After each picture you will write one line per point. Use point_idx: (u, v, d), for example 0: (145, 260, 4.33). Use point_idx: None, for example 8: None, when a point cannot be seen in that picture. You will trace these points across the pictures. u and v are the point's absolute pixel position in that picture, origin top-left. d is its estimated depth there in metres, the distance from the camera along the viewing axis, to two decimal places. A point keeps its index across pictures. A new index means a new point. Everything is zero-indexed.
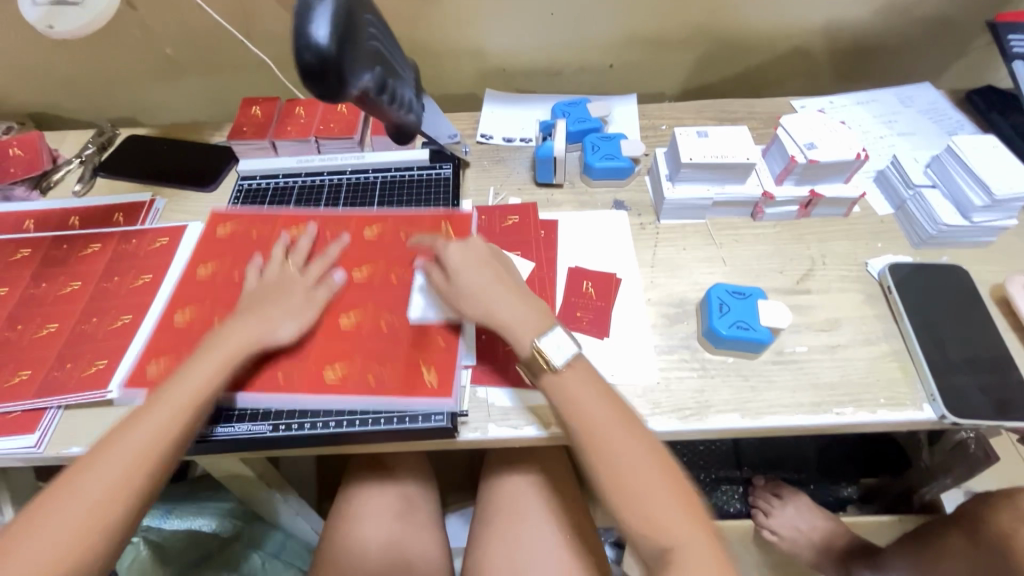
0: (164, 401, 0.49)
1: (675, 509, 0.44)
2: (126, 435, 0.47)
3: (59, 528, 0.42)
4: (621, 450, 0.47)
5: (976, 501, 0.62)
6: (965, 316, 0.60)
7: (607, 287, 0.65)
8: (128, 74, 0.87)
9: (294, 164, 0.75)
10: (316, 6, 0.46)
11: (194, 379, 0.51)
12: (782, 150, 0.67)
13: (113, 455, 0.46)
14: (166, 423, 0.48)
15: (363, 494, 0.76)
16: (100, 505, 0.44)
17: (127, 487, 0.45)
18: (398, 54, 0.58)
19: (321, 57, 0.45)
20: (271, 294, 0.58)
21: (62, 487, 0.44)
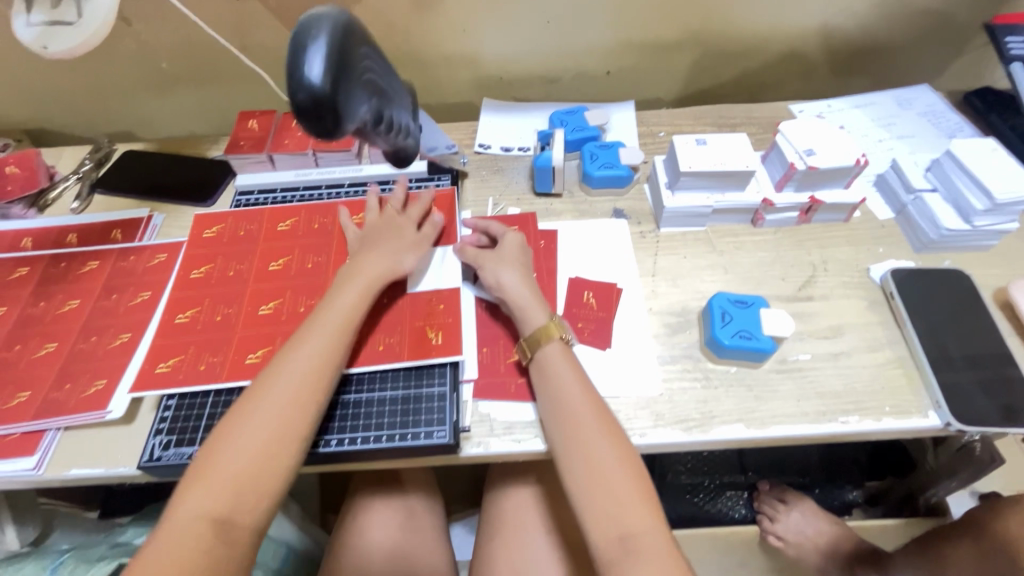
0: (314, 331, 0.54)
1: (631, 507, 0.48)
2: (297, 350, 0.53)
3: (261, 427, 0.49)
4: (596, 448, 0.50)
5: (985, 507, 0.61)
6: (970, 320, 0.60)
7: (608, 297, 0.64)
8: (125, 89, 0.87)
9: (293, 178, 0.75)
10: (312, 42, 0.44)
11: (342, 306, 0.56)
12: (781, 157, 0.67)
13: (280, 379, 0.51)
14: (320, 346, 0.53)
15: (366, 508, 0.75)
16: (284, 419, 0.49)
17: (300, 403, 0.50)
18: (395, 79, 0.57)
19: (315, 97, 0.44)
20: (385, 235, 0.64)
21: (246, 409, 0.50)
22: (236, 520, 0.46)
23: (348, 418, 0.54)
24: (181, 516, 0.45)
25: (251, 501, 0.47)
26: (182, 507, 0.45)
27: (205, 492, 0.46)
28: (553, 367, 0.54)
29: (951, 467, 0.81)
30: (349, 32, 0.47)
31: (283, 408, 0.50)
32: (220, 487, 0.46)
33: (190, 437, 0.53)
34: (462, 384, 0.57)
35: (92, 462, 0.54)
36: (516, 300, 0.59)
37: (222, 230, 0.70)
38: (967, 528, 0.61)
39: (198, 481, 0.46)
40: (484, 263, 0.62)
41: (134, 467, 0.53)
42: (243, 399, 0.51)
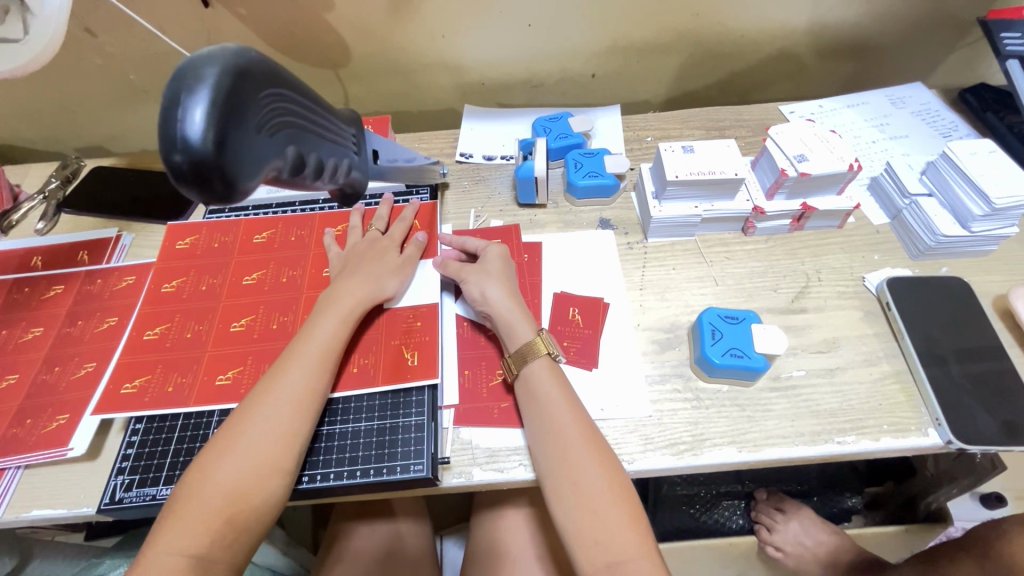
0: (296, 359, 0.51)
1: (620, 536, 0.45)
2: (275, 383, 0.50)
3: (237, 468, 0.45)
4: (582, 473, 0.47)
5: (988, 525, 0.59)
6: (969, 331, 0.58)
7: (594, 313, 0.62)
8: (92, 101, 0.84)
9: (264, 195, 0.71)
10: (189, 91, 0.35)
11: (323, 333, 0.53)
12: (771, 163, 0.64)
13: (260, 409, 0.48)
14: (304, 375, 0.50)
15: (350, 533, 0.72)
16: (266, 454, 0.46)
17: (282, 436, 0.47)
18: (326, 114, 0.48)
19: (194, 158, 0.35)
20: (370, 255, 0.61)
21: (220, 449, 0.46)
22: (214, 559, 0.43)
23: (321, 452, 0.52)
24: (155, 557, 0.42)
25: (230, 540, 0.43)
26: (158, 546, 0.42)
27: (181, 530, 0.43)
28: (539, 388, 0.52)
29: (951, 474, 0.78)
30: (246, 72, 0.38)
31: (263, 442, 0.46)
32: (196, 523, 0.43)
33: (154, 476, 0.50)
34: (442, 410, 0.55)
35: (54, 503, 0.51)
36: (502, 315, 0.56)
37: (193, 242, 0.67)
38: (971, 546, 0.58)
39: (174, 518, 0.43)
40: (468, 278, 0.59)
41: (96, 507, 0.50)
42: (222, 430, 0.48)
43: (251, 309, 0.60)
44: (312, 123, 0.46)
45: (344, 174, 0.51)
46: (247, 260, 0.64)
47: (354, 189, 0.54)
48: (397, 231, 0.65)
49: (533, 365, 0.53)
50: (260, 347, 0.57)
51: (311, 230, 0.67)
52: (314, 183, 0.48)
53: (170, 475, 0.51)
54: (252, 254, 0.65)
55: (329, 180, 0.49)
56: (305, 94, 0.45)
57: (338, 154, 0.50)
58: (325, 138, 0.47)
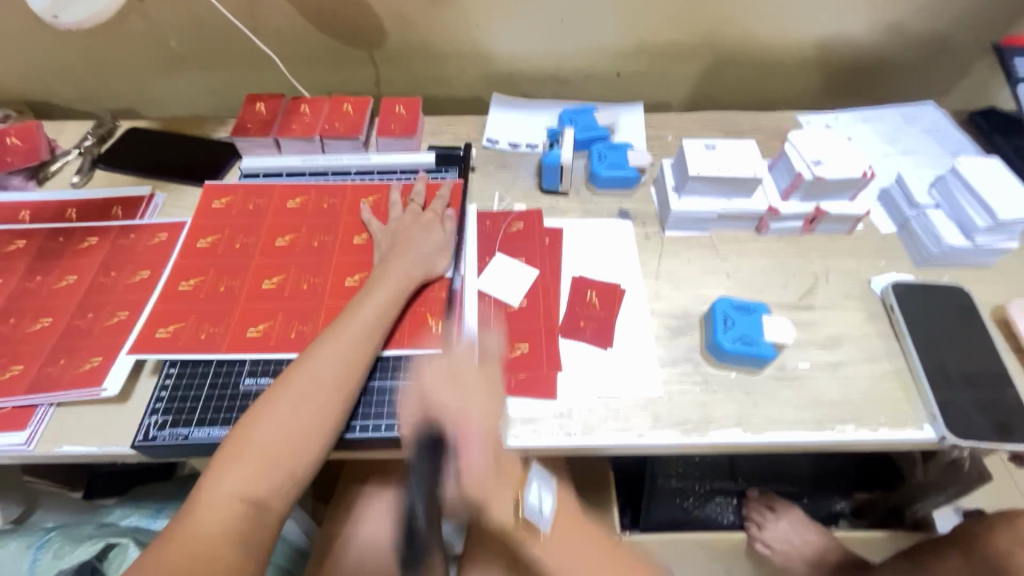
0: (349, 324, 0.54)
1: None
2: (329, 345, 0.52)
3: (290, 424, 0.48)
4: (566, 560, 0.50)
5: (975, 522, 0.61)
6: (968, 337, 0.60)
7: (611, 297, 0.64)
8: (132, 65, 0.86)
9: (299, 163, 0.74)
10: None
11: (375, 301, 0.56)
12: (788, 165, 0.67)
13: (316, 365, 0.51)
14: (357, 337, 0.53)
15: (358, 500, 0.73)
16: (317, 411, 0.49)
17: (335, 396, 0.50)
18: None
19: None
20: (416, 228, 0.63)
21: (274, 400, 0.49)
22: (268, 503, 0.46)
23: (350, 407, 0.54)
24: (213, 497, 0.44)
25: (282, 487, 0.46)
26: (213, 486, 0.45)
27: (237, 474, 0.45)
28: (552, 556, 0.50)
29: (939, 483, 0.82)
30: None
31: (317, 400, 0.49)
32: (256, 467, 0.46)
33: (187, 418, 0.52)
34: None
35: (85, 440, 0.53)
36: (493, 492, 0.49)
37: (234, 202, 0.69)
38: (959, 541, 0.61)
39: (234, 459, 0.46)
40: (472, 485, 0.49)
41: (128, 446, 0.52)
42: (276, 384, 0.50)
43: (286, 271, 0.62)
44: None
45: None
46: (283, 224, 0.66)
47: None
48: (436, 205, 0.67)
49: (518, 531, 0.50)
50: (294, 305, 0.59)
51: (343, 196, 0.70)
52: None
53: (202, 418, 0.52)
54: (285, 218, 0.67)
55: None
56: None
57: None
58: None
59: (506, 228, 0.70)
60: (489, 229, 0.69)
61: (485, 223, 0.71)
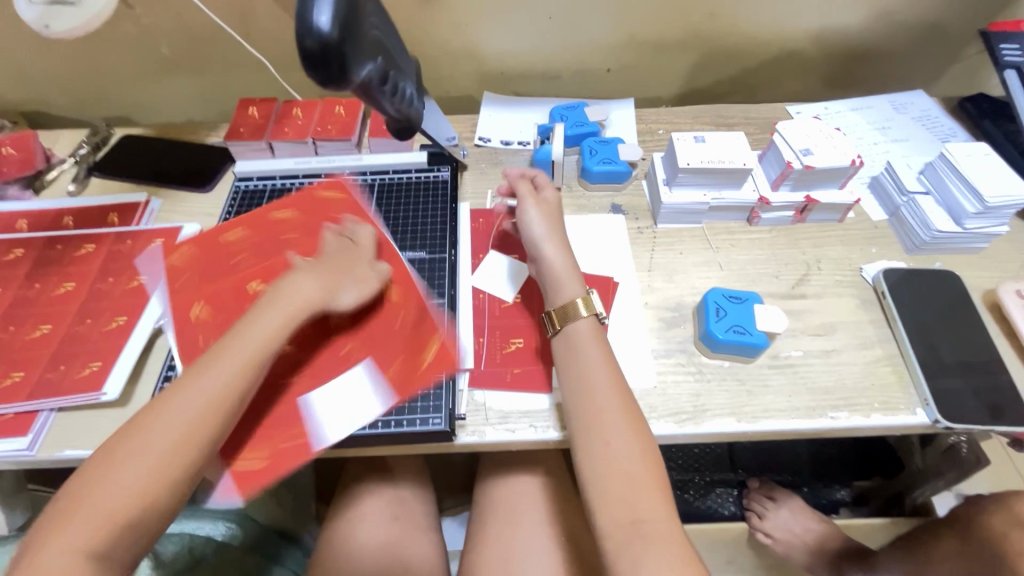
0: (227, 356, 0.49)
1: (632, 461, 0.47)
2: (196, 380, 0.47)
3: (138, 471, 0.43)
4: (616, 435, 0.48)
5: (970, 505, 0.62)
6: (959, 321, 0.61)
7: (604, 291, 0.65)
8: (125, 73, 0.87)
9: (292, 165, 0.74)
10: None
11: (261, 331, 0.51)
12: (778, 156, 0.68)
13: (178, 403, 0.46)
14: (228, 373, 0.48)
15: (360, 498, 0.74)
16: (169, 457, 0.44)
17: (189, 431, 0.45)
18: (396, 46, 0.54)
19: (324, 42, 0.42)
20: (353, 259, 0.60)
21: (131, 439, 0.44)
22: (114, 555, 0.41)
23: (348, 406, 0.54)
24: (48, 554, 0.40)
25: (128, 544, 0.42)
26: (50, 544, 0.40)
27: (78, 527, 0.41)
28: (581, 348, 0.53)
29: (938, 468, 0.83)
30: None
31: (168, 442, 0.44)
32: (97, 522, 0.41)
33: None
34: (459, 372, 0.58)
35: (86, 444, 0.54)
36: (576, 397, 0.51)
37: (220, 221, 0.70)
38: (955, 523, 0.62)
39: (75, 509, 0.41)
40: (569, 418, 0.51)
41: None
42: (135, 423, 0.45)
43: (232, 295, 0.61)
44: (392, 52, 0.53)
45: (407, 105, 0.55)
46: (250, 246, 0.66)
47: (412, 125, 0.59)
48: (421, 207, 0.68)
49: (577, 326, 0.54)
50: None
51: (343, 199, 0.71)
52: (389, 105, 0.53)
53: None
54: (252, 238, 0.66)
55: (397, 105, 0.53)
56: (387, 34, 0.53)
57: (407, 83, 0.55)
58: (400, 67, 0.54)
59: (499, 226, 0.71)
60: (482, 228, 0.70)
61: (477, 221, 0.72)
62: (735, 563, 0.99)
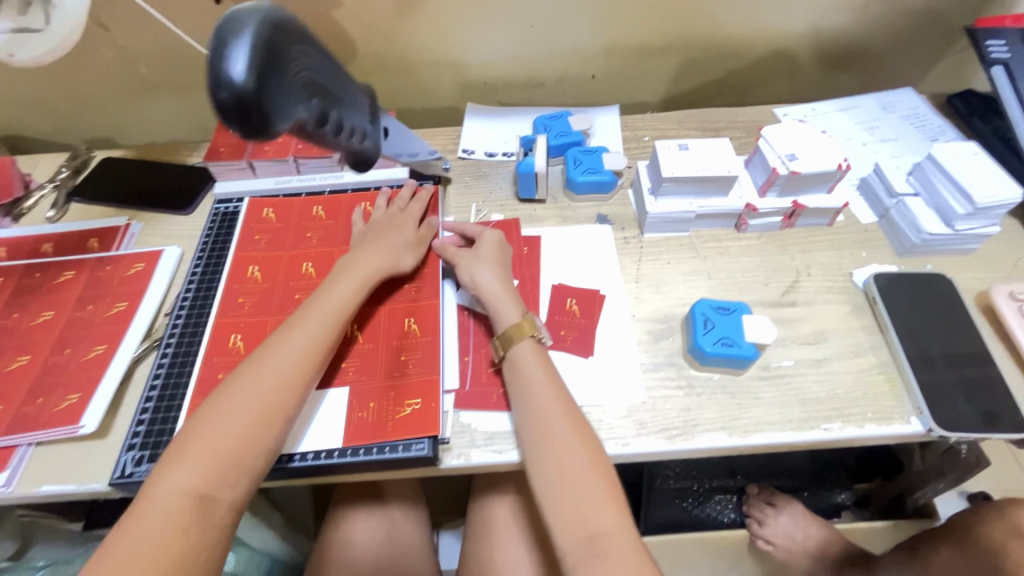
0: (314, 314, 0.55)
1: (583, 480, 0.48)
2: (288, 337, 0.53)
3: (239, 415, 0.48)
4: (567, 455, 0.49)
5: (970, 513, 0.61)
6: (953, 325, 0.60)
7: (591, 304, 0.64)
8: (105, 94, 0.86)
9: (271, 186, 0.74)
10: (234, 36, 0.39)
11: (338, 296, 0.57)
12: (763, 161, 0.67)
13: (269, 360, 0.51)
14: (317, 329, 0.54)
15: (351, 520, 0.73)
16: (269, 399, 0.49)
17: (290, 374, 0.51)
18: (343, 80, 0.51)
19: (237, 95, 0.39)
20: (389, 227, 0.66)
21: (234, 388, 0.50)
22: (216, 496, 0.45)
23: (331, 433, 0.53)
24: (160, 492, 0.44)
25: (237, 481, 0.46)
26: (162, 482, 0.44)
27: (185, 470, 0.45)
28: (525, 369, 0.54)
29: (937, 469, 0.81)
30: (281, 28, 0.42)
31: (271, 384, 0.50)
32: (209, 457, 0.46)
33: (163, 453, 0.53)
34: (443, 393, 0.57)
35: (64, 478, 0.53)
36: (527, 421, 0.52)
37: (230, 254, 0.68)
38: (954, 531, 0.60)
39: (182, 454, 0.46)
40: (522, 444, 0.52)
41: (106, 482, 0.52)
42: (232, 377, 0.51)
43: (253, 325, 0.61)
44: (336, 86, 0.50)
45: (358, 139, 0.53)
46: (269, 280, 0.65)
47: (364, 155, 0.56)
48: (414, 211, 0.69)
49: (521, 346, 0.56)
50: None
51: (338, 216, 0.71)
52: (333, 141, 0.51)
53: None
54: (271, 274, 0.66)
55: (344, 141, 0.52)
56: (330, 66, 0.49)
57: (355, 117, 0.53)
58: (347, 103, 0.51)
59: None
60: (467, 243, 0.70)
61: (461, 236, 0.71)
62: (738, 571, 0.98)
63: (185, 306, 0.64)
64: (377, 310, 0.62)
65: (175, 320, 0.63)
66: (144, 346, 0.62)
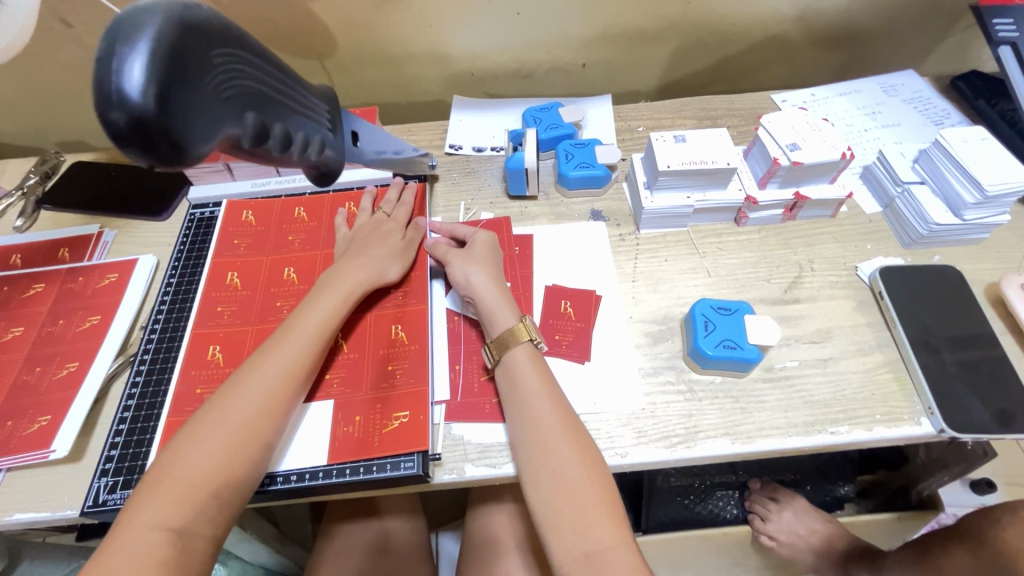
0: (295, 332, 0.53)
1: (582, 493, 0.46)
2: (266, 358, 0.50)
3: (214, 445, 0.45)
4: (565, 467, 0.47)
5: (981, 514, 0.59)
6: (963, 319, 0.57)
7: (586, 305, 0.61)
8: (73, 94, 0.82)
9: (250, 189, 0.71)
10: (126, 39, 0.30)
11: (321, 312, 0.54)
12: (764, 152, 0.64)
13: (251, 380, 0.49)
14: (298, 349, 0.51)
15: (346, 531, 0.71)
16: (244, 426, 0.46)
17: (266, 400, 0.48)
18: (292, 82, 0.41)
19: (134, 116, 0.30)
20: (374, 238, 0.62)
21: (209, 415, 0.47)
22: (195, 531, 0.43)
23: (314, 452, 0.51)
24: (132, 528, 0.41)
25: (212, 515, 0.44)
26: (134, 519, 0.42)
27: (159, 504, 0.42)
28: (521, 376, 0.52)
29: (943, 461, 0.77)
30: (194, 26, 0.33)
31: (248, 411, 0.47)
32: (182, 491, 0.43)
33: (138, 478, 0.50)
34: (433, 405, 0.54)
35: (39, 504, 0.50)
36: (520, 428, 0.50)
37: (207, 260, 0.65)
38: (965, 536, 0.60)
39: (156, 487, 0.43)
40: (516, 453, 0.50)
41: (80, 509, 0.49)
42: (210, 402, 0.48)
43: (232, 336, 0.58)
44: (284, 92, 0.40)
45: (317, 151, 0.44)
46: (248, 286, 0.62)
47: (329, 168, 0.47)
48: (400, 213, 0.66)
49: (516, 351, 0.53)
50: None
51: (320, 218, 0.68)
52: (281, 159, 0.42)
53: None
54: (250, 280, 0.63)
55: (299, 156, 0.43)
56: (272, 66, 0.39)
57: (311, 128, 0.43)
58: (297, 110, 0.41)
59: None
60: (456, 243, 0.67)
61: None
62: (741, 565, 0.97)
63: (160, 318, 0.61)
64: (362, 316, 0.59)
65: (150, 333, 0.60)
66: (118, 361, 0.59)
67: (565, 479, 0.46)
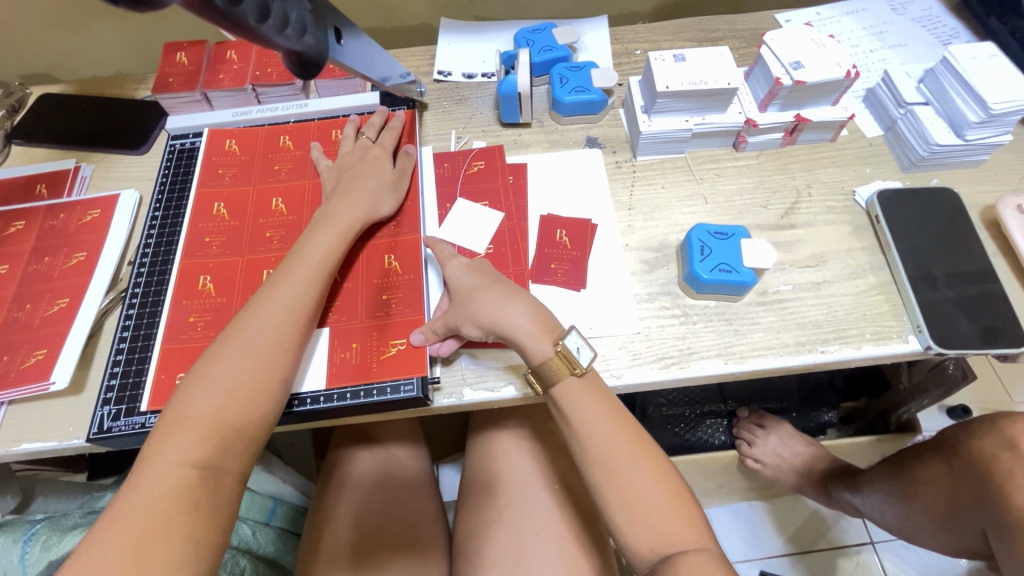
0: (297, 269, 0.52)
1: (660, 509, 0.45)
2: (274, 294, 0.50)
3: (228, 381, 0.45)
4: (638, 488, 0.46)
5: (958, 426, 0.63)
6: (957, 240, 0.57)
7: (582, 234, 0.60)
8: (31, 20, 0.76)
9: (230, 118, 0.68)
10: None
11: (322, 247, 0.53)
12: (766, 72, 0.61)
13: (259, 318, 0.48)
14: (303, 285, 0.51)
15: (350, 459, 0.73)
16: (257, 365, 0.46)
17: (276, 338, 0.48)
18: None
19: None
20: (362, 166, 0.60)
21: (220, 352, 0.47)
22: (220, 464, 0.43)
23: (314, 378, 0.51)
24: (156, 465, 0.41)
25: (235, 449, 0.44)
26: (157, 456, 0.42)
27: (180, 440, 0.43)
28: (577, 405, 0.49)
29: (923, 386, 0.79)
30: None
31: (258, 349, 0.47)
32: (203, 427, 0.43)
33: (140, 406, 0.51)
34: None
35: (45, 435, 0.51)
36: (586, 453, 0.48)
37: (190, 192, 0.63)
38: (941, 448, 0.63)
39: (176, 423, 0.43)
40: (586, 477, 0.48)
41: (86, 438, 0.50)
42: (220, 340, 0.48)
43: (222, 267, 0.57)
44: None
45: (296, 30, 0.44)
46: (236, 217, 0.60)
47: (310, 58, 0.47)
48: (387, 139, 0.64)
49: (564, 382, 0.49)
50: (236, 301, 0.55)
51: (306, 147, 0.66)
52: (261, 32, 0.41)
53: (155, 404, 0.51)
54: (238, 210, 0.61)
55: (279, 33, 0.42)
56: None
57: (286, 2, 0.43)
58: None
59: (467, 168, 0.65)
60: (447, 172, 0.65)
61: (443, 166, 0.66)
62: (727, 486, 1.02)
63: (148, 252, 0.60)
64: (356, 248, 0.58)
65: (138, 269, 0.59)
66: (109, 297, 0.58)
67: (639, 496, 0.45)
